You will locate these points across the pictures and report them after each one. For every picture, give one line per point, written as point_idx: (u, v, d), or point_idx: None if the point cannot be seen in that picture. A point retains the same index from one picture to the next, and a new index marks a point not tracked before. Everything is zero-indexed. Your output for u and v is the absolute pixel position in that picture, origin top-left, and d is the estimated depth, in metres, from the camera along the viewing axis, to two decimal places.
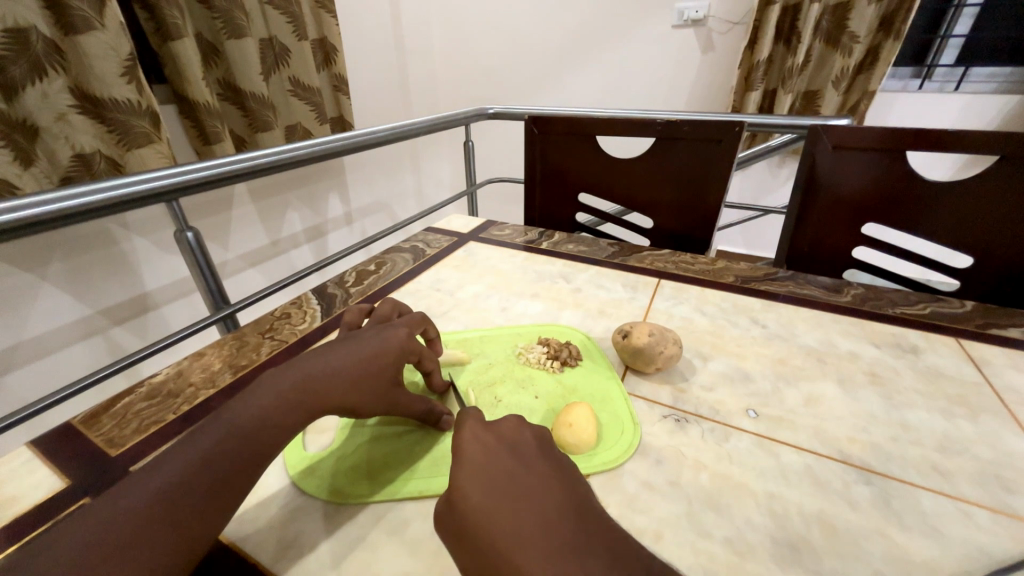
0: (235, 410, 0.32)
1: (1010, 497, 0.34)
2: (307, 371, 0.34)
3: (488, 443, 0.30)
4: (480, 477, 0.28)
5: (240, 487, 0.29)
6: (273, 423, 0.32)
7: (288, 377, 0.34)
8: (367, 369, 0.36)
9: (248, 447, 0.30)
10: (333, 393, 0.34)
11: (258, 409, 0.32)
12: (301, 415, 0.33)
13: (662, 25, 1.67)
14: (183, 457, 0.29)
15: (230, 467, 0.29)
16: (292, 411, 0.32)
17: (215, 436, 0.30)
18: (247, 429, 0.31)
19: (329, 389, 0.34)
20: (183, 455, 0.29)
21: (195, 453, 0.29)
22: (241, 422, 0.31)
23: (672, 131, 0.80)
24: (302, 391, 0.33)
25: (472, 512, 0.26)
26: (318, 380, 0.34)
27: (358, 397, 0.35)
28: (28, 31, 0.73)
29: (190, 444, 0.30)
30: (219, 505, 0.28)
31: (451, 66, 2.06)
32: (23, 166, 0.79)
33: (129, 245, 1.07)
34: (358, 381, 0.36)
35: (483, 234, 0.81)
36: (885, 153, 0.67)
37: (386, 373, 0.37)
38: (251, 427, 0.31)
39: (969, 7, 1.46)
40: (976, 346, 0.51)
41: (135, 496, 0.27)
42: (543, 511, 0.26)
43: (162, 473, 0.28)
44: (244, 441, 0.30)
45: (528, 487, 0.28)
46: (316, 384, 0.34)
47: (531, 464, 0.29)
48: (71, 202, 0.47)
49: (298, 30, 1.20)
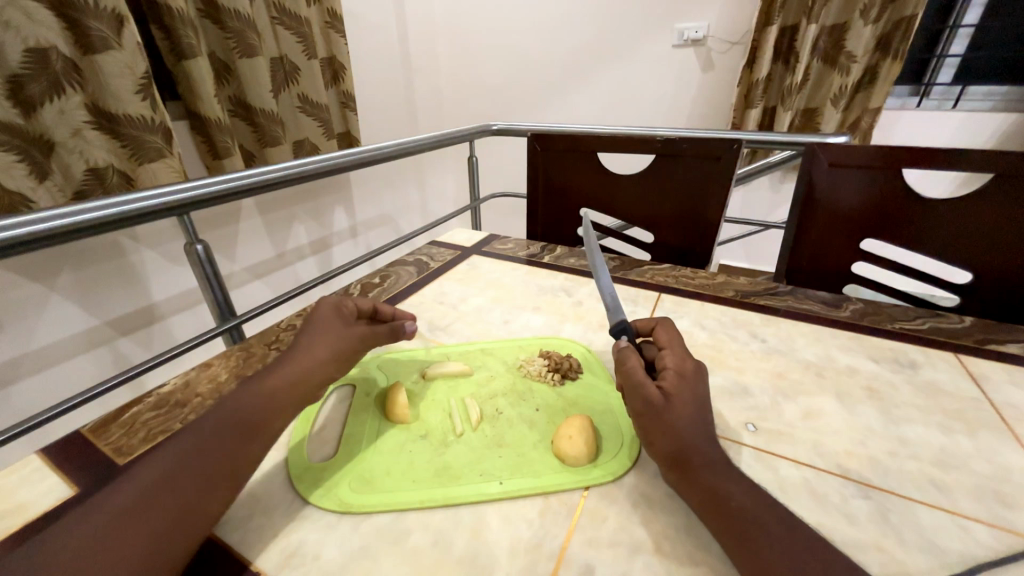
0: (232, 398, 0.35)
1: (1009, 512, 0.34)
2: (295, 363, 0.39)
3: (657, 361, 0.41)
4: (680, 382, 0.38)
5: (238, 458, 0.32)
6: (261, 403, 0.35)
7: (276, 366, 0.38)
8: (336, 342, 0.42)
9: (243, 422, 0.34)
10: (311, 368, 0.39)
11: (246, 396, 0.35)
12: (283, 386, 0.37)
13: (662, 45, 1.71)
14: (181, 445, 0.31)
15: (224, 446, 0.32)
16: (273, 388, 0.36)
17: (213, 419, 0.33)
18: (242, 407, 0.35)
19: (307, 366, 0.39)
20: (187, 440, 0.32)
21: (191, 439, 0.32)
22: (239, 403, 0.35)
23: (671, 148, 0.82)
24: (282, 382, 0.37)
25: (676, 410, 0.36)
26: (298, 359, 0.39)
27: (334, 363, 0.40)
28: (48, 50, 0.76)
29: (185, 435, 0.32)
30: (218, 482, 0.31)
31: (458, 84, 2.11)
32: (37, 180, 0.81)
33: (138, 256, 1.09)
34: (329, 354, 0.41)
35: (485, 248, 0.83)
36: (878, 170, 0.68)
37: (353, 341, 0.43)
38: (239, 410, 0.34)
39: (963, 28, 1.49)
40: (974, 361, 0.51)
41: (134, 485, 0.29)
42: (705, 434, 0.36)
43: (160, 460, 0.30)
44: (231, 429, 0.33)
45: (701, 412, 0.37)
46: (300, 375, 0.38)
47: (704, 398, 0.38)
48: (86, 216, 0.48)
49: (308, 49, 1.24)
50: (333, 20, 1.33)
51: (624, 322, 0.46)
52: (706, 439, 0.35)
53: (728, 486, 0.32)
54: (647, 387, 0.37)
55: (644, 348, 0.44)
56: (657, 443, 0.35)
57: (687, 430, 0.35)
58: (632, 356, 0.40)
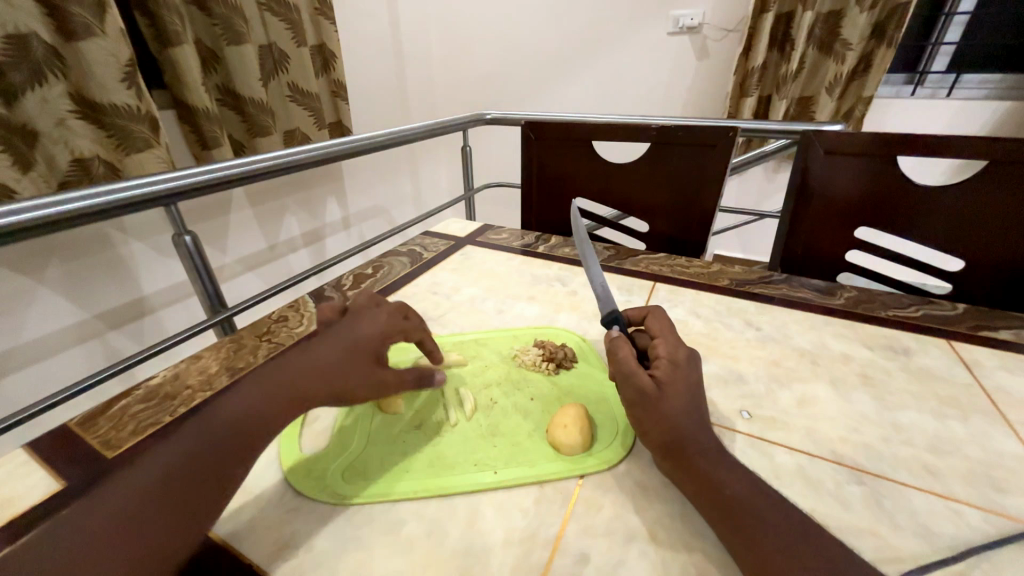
0: (222, 410, 0.32)
1: (999, 496, 0.35)
2: (295, 375, 0.34)
3: (649, 350, 0.41)
4: (674, 372, 0.38)
5: (219, 480, 0.29)
6: (251, 420, 0.32)
7: (275, 376, 0.34)
8: (349, 355, 0.37)
9: (230, 443, 0.31)
10: (310, 384, 0.34)
11: (238, 409, 0.32)
12: (278, 405, 0.33)
13: (658, 33, 1.69)
14: (163, 462, 0.29)
15: (206, 469, 0.29)
16: (268, 404, 0.33)
17: (200, 434, 0.31)
18: (231, 424, 0.31)
19: (307, 381, 0.34)
20: (169, 456, 0.29)
21: (174, 455, 0.30)
22: (228, 417, 0.32)
23: (666, 135, 0.81)
24: (271, 399, 0.33)
25: (670, 400, 0.35)
26: (301, 371, 0.35)
27: (341, 383, 0.35)
28: (28, 37, 0.73)
29: (169, 450, 0.30)
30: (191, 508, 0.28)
31: (451, 73, 2.08)
32: (21, 171, 0.79)
33: (127, 249, 1.08)
34: (337, 369, 0.36)
35: (480, 238, 0.82)
36: (873, 158, 0.68)
37: (371, 353, 0.38)
38: (228, 427, 0.31)
39: (958, 15, 1.48)
40: (966, 347, 0.51)
41: (110, 504, 0.27)
42: (698, 423, 0.35)
43: (140, 477, 0.28)
44: (216, 450, 0.30)
45: (694, 400, 0.36)
46: (297, 392, 0.34)
47: (697, 387, 0.38)
48: (69, 207, 0.47)
49: (297, 36, 1.21)
50: (323, 6, 1.30)
51: (616, 312, 0.46)
52: (699, 428, 0.35)
53: (721, 474, 0.32)
54: (640, 376, 0.37)
55: (637, 337, 0.44)
56: (650, 432, 0.35)
57: (680, 420, 0.35)
58: (624, 346, 0.39)
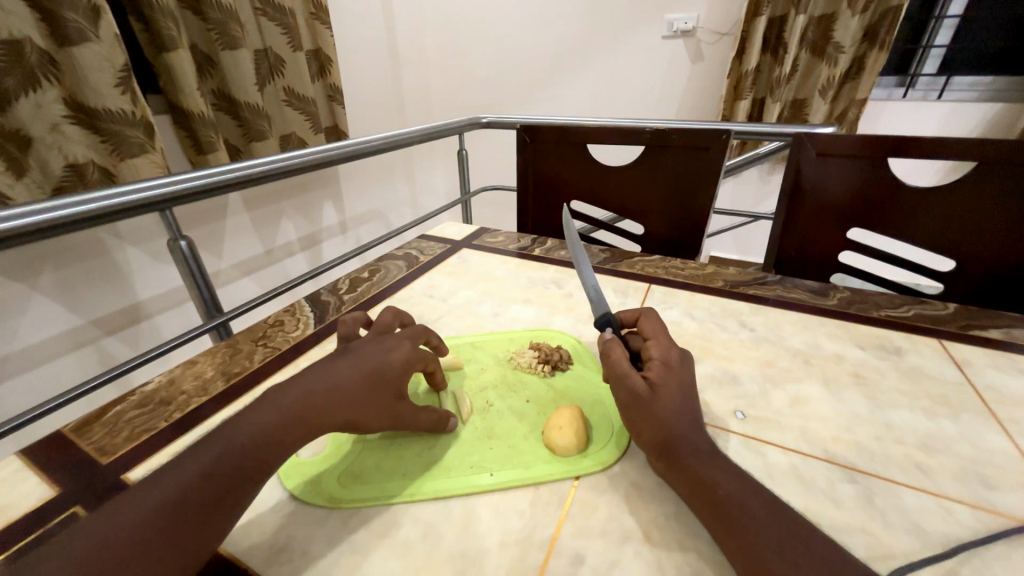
0: (241, 428, 0.32)
1: (989, 493, 0.35)
2: (314, 398, 0.34)
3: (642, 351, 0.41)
4: (666, 374, 0.38)
5: (233, 500, 0.29)
6: (270, 442, 0.32)
7: (294, 395, 0.34)
8: (370, 382, 0.37)
9: (247, 463, 0.31)
10: (330, 410, 0.34)
11: (257, 428, 0.32)
12: (298, 430, 0.33)
13: (652, 36, 1.70)
14: (180, 477, 0.29)
15: (222, 488, 0.29)
16: (288, 427, 0.33)
17: (218, 451, 0.30)
18: (250, 444, 0.31)
19: (327, 406, 0.34)
20: (186, 472, 0.29)
21: (190, 471, 0.29)
22: (247, 437, 0.32)
23: (660, 138, 0.82)
24: (290, 422, 0.33)
25: (663, 402, 0.36)
26: (321, 394, 0.35)
27: (360, 412, 0.36)
28: (22, 42, 0.73)
29: (186, 464, 0.30)
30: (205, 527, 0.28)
31: (447, 77, 2.09)
32: (14, 177, 0.79)
33: (122, 254, 1.07)
34: (357, 396, 0.36)
35: (476, 242, 0.82)
36: (864, 160, 0.69)
37: (392, 384, 0.38)
38: (247, 447, 0.31)
39: (948, 18, 1.50)
40: (957, 347, 0.52)
41: (122, 517, 0.26)
42: (691, 424, 0.36)
43: (155, 492, 0.28)
44: (233, 469, 0.30)
45: (687, 402, 0.37)
46: (316, 417, 0.34)
47: (690, 388, 0.38)
48: (64, 213, 0.47)
49: (293, 41, 1.21)
50: (318, 11, 1.31)
51: (608, 315, 0.46)
52: (692, 428, 0.35)
53: (714, 473, 0.33)
54: (632, 378, 0.37)
55: (630, 339, 0.44)
56: (643, 432, 0.35)
57: (673, 421, 0.35)
58: (616, 348, 0.39)
